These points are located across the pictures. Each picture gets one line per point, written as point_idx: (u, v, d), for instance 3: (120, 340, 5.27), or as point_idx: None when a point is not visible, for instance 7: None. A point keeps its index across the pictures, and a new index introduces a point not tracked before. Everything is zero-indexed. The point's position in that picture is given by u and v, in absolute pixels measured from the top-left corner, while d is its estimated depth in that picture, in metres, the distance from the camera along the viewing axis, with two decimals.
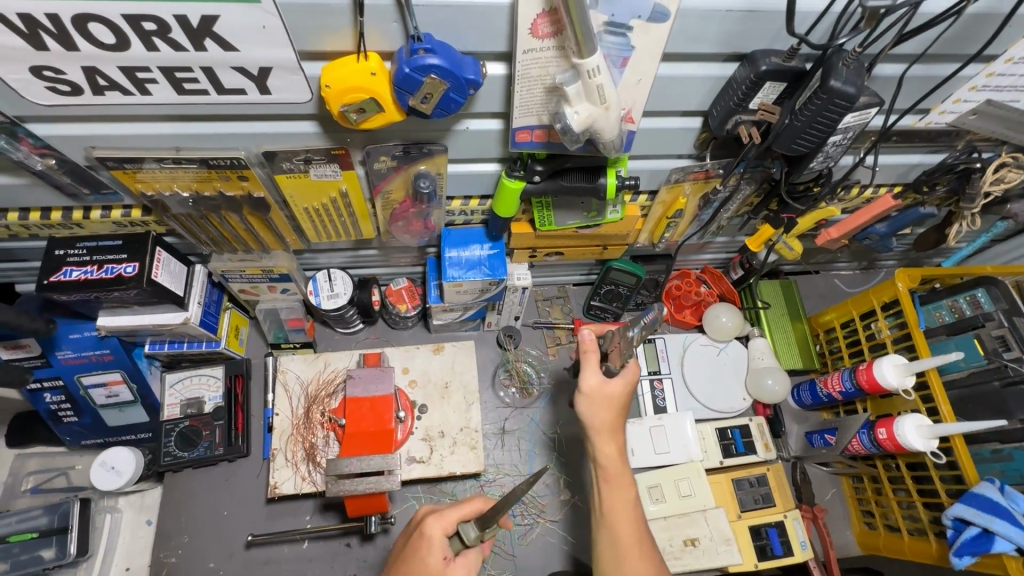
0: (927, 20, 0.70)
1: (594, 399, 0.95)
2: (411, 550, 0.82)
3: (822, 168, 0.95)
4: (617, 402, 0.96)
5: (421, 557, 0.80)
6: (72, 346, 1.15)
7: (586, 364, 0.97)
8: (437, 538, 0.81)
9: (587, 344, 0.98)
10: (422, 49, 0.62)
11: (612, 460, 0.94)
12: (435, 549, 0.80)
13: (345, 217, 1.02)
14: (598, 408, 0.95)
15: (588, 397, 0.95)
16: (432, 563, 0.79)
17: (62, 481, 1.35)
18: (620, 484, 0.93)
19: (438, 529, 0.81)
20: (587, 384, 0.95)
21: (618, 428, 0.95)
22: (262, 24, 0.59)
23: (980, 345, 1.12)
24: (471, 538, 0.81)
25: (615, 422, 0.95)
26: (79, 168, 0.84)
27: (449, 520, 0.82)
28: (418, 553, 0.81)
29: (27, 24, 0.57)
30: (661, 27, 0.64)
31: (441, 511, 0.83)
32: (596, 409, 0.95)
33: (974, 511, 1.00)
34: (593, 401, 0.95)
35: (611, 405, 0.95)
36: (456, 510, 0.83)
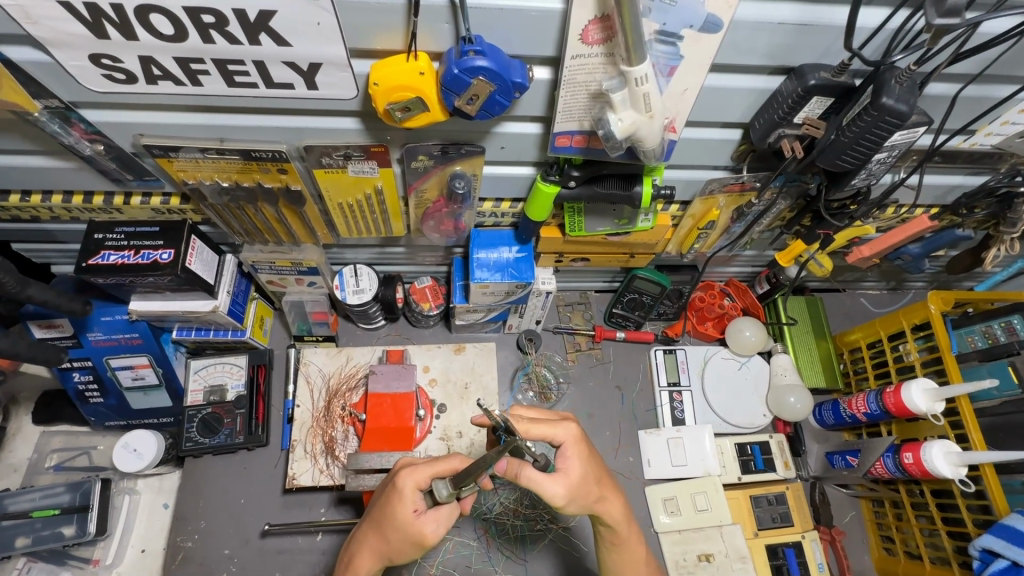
0: (985, 40, 0.69)
1: (577, 496, 0.84)
2: (385, 500, 0.84)
3: (862, 186, 0.93)
4: (591, 477, 0.85)
5: (394, 510, 0.81)
6: (103, 328, 1.17)
7: (539, 483, 0.81)
8: (406, 496, 0.81)
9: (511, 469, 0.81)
10: (472, 51, 0.62)
11: (622, 529, 0.92)
12: (405, 503, 0.81)
13: (377, 214, 1.02)
14: (583, 500, 0.85)
15: (574, 501, 0.84)
16: (403, 517, 0.81)
17: (84, 460, 1.38)
18: (627, 546, 0.95)
19: (409, 483, 0.81)
20: (562, 496, 0.83)
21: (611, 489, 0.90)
22: (317, 21, 0.60)
23: (1014, 372, 1.10)
24: (445, 496, 0.80)
25: (602, 496, 0.87)
26: (125, 155, 0.86)
27: (421, 476, 0.82)
28: (390, 506, 0.82)
29: (92, 12, 0.59)
30: (712, 37, 0.64)
31: (415, 466, 0.83)
32: (583, 500, 0.85)
33: (1003, 543, 0.98)
34: (579, 498, 0.84)
35: (588, 486, 0.85)
36: (428, 468, 0.82)
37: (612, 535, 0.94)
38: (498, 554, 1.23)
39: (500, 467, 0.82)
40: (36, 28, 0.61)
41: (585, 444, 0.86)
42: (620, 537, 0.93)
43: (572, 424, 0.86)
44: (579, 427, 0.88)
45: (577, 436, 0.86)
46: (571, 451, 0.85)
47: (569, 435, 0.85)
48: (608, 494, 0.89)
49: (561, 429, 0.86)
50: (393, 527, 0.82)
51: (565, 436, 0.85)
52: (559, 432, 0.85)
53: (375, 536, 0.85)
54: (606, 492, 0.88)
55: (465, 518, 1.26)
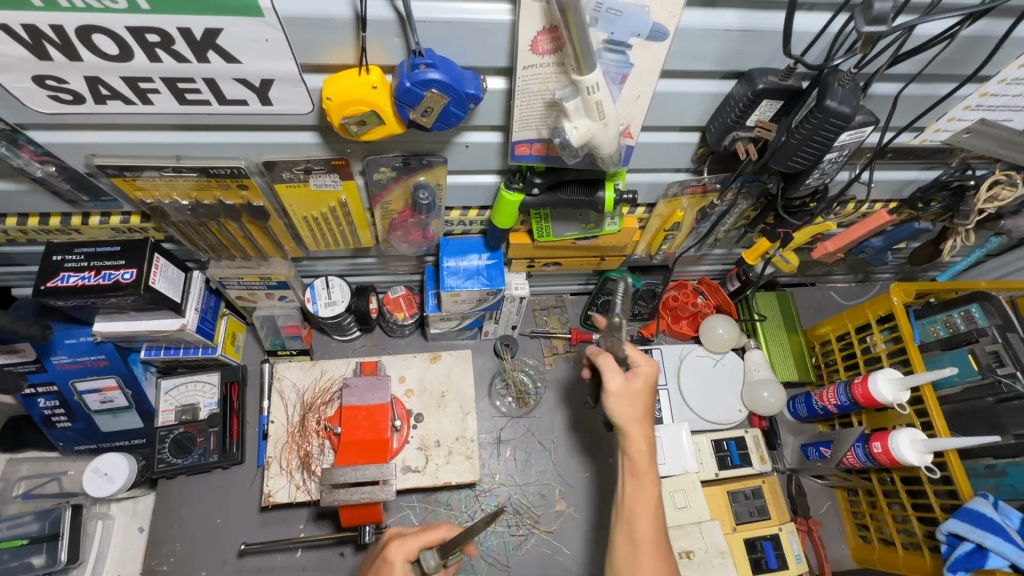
0: (922, 42, 0.72)
1: (620, 399, 0.95)
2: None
3: (818, 184, 0.95)
4: (640, 399, 0.96)
5: None
6: (68, 351, 1.15)
7: (603, 370, 0.97)
8: (398, 569, 0.82)
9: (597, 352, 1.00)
10: (423, 64, 0.62)
11: (640, 455, 0.92)
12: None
13: (344, 226, 1.02)
14: (624, 410, 0.95)
15: (619, 401, 0.95)
16: None
17: (54, 486, 1.34)
18: (643, 480, 0.91)
19: (399, 556, 0.82)
20: (613, 386, 0.96)
21: (644, 422, 0.94)
22: (265, 37, 0.60)
23: (974, 360, 1.14)
24: (432, 567, 0.81)
25: (642, 421, 0.94)
26: (79, 176, 0.84)
27: (410, 548, 0.83)
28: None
29: (31, 34, 0.58)
30: (660, 45, 0.65)
31: (403, 537, 0.84)
32: (624, 410, 0.95)
33: (968, 527, 1.00)
34: (620, 402, 0.95)
35: (635, 402, 0.95)
36: (417, 539, 0.83)
37: (629, 464, 0.93)
38: (482, 561, 1.23)
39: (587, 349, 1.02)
40: None
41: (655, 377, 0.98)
42: (639, 464, 0.92)
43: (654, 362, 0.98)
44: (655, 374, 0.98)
45: (653, 371, 0.97)
46: (644, 373, 0.97)
47: (648, 365, 0.96)
48: (646, 425, 0.95)
49: (648, 357, 0.98)
50: None
51: (643, 365, 0.97)
52: (643, 360, 0.98)
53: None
54: (636, 424, 0.94)
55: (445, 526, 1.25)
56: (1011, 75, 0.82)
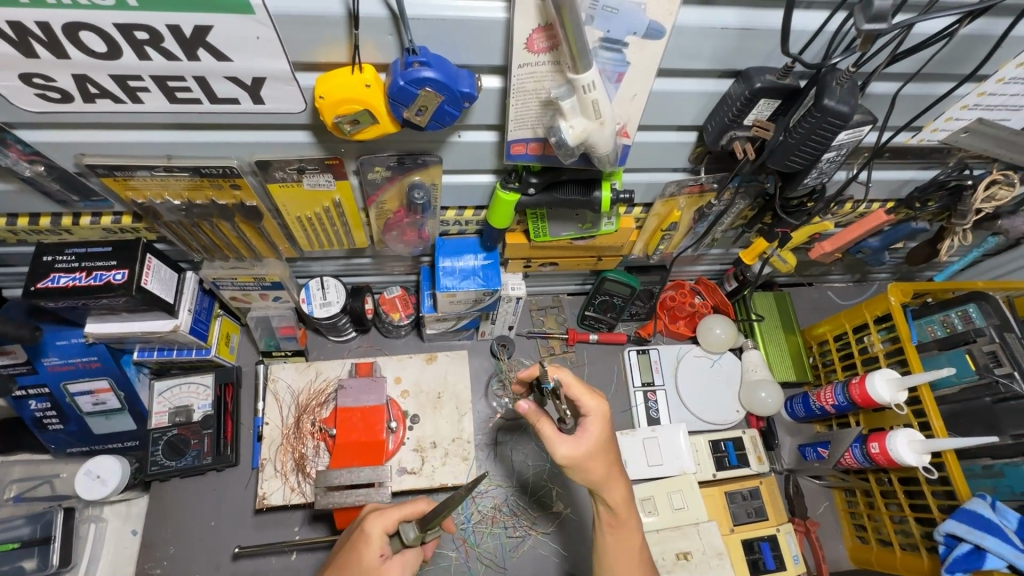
0: (920, 40, 0.71)
1: (578, 465, 0.87)
2: (349, 550, 0.82)
3: (816, 184, 0.95)
4: (599, 457, 0.88)
5: (360, 555, 0.80)
6: (59, 352, 1.14)
7: (547, 437, 0.86)
8: (376, 538, 0.81)
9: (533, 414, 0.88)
10: (416, 62, 0.62)
11: (621, 511, 0.92)
12: (372, 548, 0.80)
13: (338, 226, 1.01)
14: (586, 474, 0.88)
15: (575, 468, 0.87)
16: (370, 562, 0.80)
17: (47, 489, 1.33)
18: (624, 530, 0.94)
19: (377, 527, 0.81)
20: (562, 456, 0.86)
21: (615, 476, 0.90)
22: (256, 35, 0.59)
23: (972, 360, 1.13)
24: (412, 539, 0.81)
25: (608, 479, 0.89)
26: (69, 176, 0.83)
27: (390, 520, 0.82)
28: (356, 554, 0.81)
29: (17, 31, 0.57)
30: (657, 43, 0.64)
31: (382, 511, 0.83)
32: (585, 474, 0.88)
33: (966, 528, 1.00)
34: (580, 469, 0.87)
35: (593, 462, 0.87)
36: (397, 511, 0.83)
37: (609, 515, 0.94)
38: (478, 564, 1.23)
39: (522, 408, 0.89)
40: None
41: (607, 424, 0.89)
42: (618, 518, 0.93)
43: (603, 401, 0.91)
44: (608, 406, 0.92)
45: (604, 415, 0.90)
46: (594, 423, 0.89)
47: (597, 408, 0.89)
48: (613, 481, 0.90)
49: (593, 401, 0.90)
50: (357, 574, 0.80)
51: (594, 408, 0.90)
52: (591, 403, 0.90)
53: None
54: (614, 474, 0.90)
55: None
56: (1009, 74, 0.82)
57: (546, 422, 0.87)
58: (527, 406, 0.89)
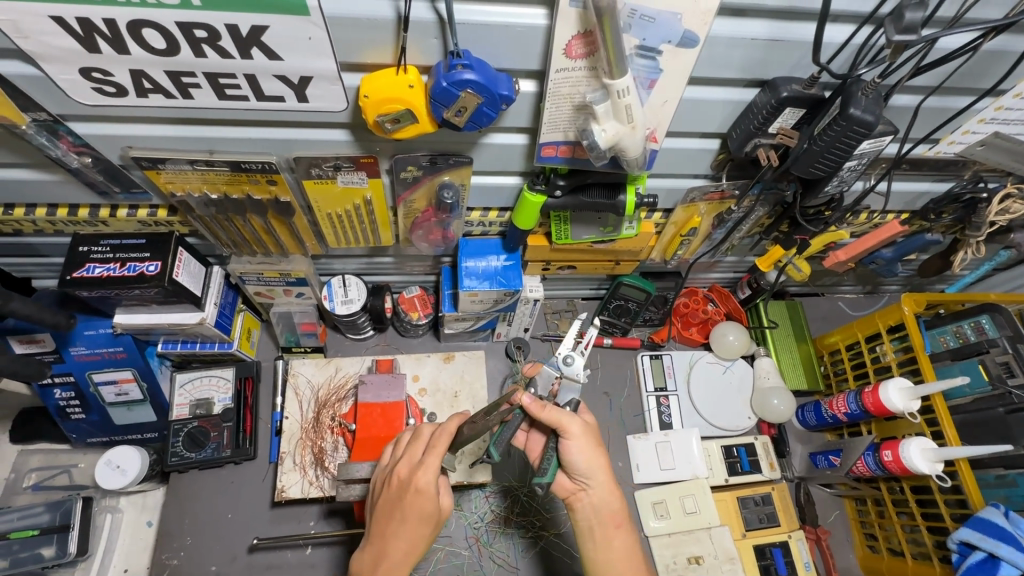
0: (943, 55, 0.74)
1: (586, 437, 0.91)
2: (406, 508, 0.84)
3: (835, 193, 0.97)
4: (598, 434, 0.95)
5: (423, 507, 0.84)
6: (87, 342, 1.16)
7: (558, 414, 0.90)
8: (434, 488, 0.85)
9: (541, 404, 0.91)
10: (460, 65, 0.64)
11: (615, 509, 0.93)
12: (434, 496, 0.85)
13: (366, 224, 1.03)
14: (591, 449, 0.91)
15: (583, 441, 0.91)
16: (433, 506, 0.85)
17: (64, 478, 1.35)
18: (620, 529, 0.93)
19: (431, 477, 0.85)
20: (575, 428, 0.90)
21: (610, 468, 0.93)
22: (309, 35, 0.62)
23: (985, 371, 1.14)
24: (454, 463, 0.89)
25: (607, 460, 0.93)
26: (113, 167, 0.86)
27: (437, 465, 0.86)
28: (418, 509, 0.84)
29: (84, 27, 0.60)
30: (690, 52, 0.66)
31: (423, 463, 0.86)
32: (591, 449, 0.91)
33: (979, 536, 1.01)
34: (588, 441, 0.91)
35: (597, 437, 0.94)
36: (437, 455, 0.87)
37: (604, 517, 0.93)
38: (490, 562, 1.24)
39: (527, 399, 0.91)
40: (27, 42, 0.61)
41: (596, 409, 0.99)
42: (614, 517, 0.93)
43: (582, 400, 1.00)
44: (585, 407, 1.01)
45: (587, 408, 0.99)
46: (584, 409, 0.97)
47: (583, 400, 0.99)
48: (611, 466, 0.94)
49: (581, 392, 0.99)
50: (424, 521, 0.85)
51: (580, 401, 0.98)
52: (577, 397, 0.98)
53: (408, 540, 0.84)
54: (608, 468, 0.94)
55: (455, 526, 1.26)
56: None
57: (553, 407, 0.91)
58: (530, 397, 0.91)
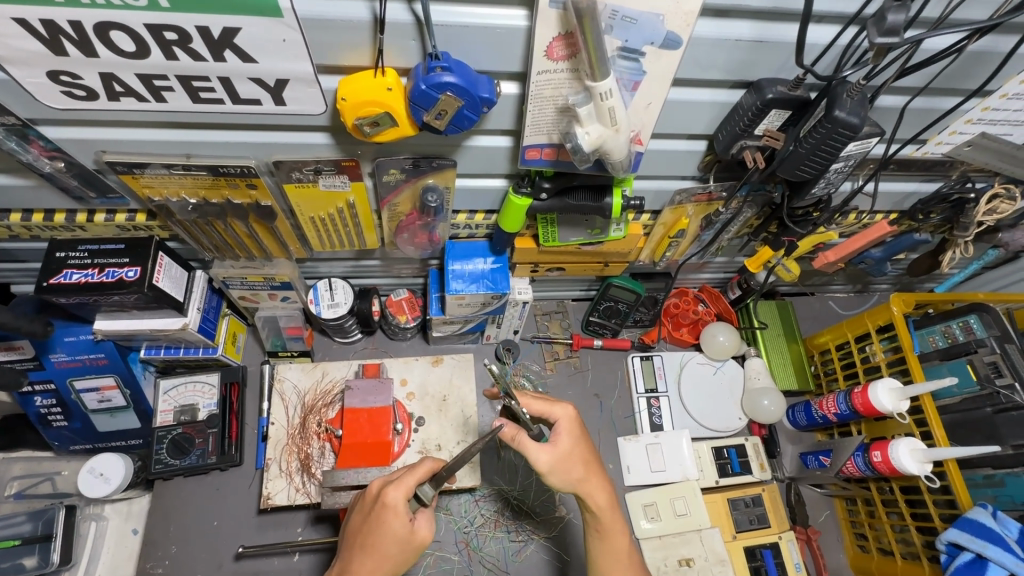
0: (928, 55, 0.73)
1: (558, 469, 0.90)
2: (372, 523, 0.84)
3: (823, 194, 0.97)
4: (576, 456, 0.91)
5: (388, 525, 0.83)
6: (67, 349, 1.14)
7: (526, 448, 0.88)
8: (401, 506, 0.84)
9: (511, 432, 0.88)
10: (438, 67, 0.63)
11: (604, 515, 0.92)
12: (401, 515, 0.84)
13: (350, 227, 1.02)
14: (564, 476, 0.90)
15: (555, 473, 0.90)
16: (400, 528, 0.83)
17: (47, 487, 1.32)
18: (613, 537, 0.93)
19: (399, 496, 0.85)
20: (543, 463, 0.89)
21: (603, 477, 0.92)
22: (283, 37, 0.60)
23: (973, 371, 1.14)
24: (429, 497, 0.86)
25: (587, 478, 0.91)
26: (87, 172, 0.84)
27: (408, 486, 0.86)
28: (383, 525, 0.84)
29: (49, 29, 0.58)
30: (673, 53, 0.65)
31: (397, 480, 0.86)
32: (565, 477, 0.90)
33: (968, 536, 1.00)
34: (560, 471, 0.90)
35: (572, 462, 0.90)
36: (411, 476, 0.86)
37: (595, 522, 0.94)
38: (480, 567, 1.22)
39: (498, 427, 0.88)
40: None
41: (577, 427, 0.93)
42: (605, 525, 0.93)
43: (568, 405, 0.94)
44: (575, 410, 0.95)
45: (571, 419, 0.93)
46: (563, 429, 0.92)
47: (564, 414, 0.93)
48: (594, 479, 0.91)
49: (558, 408, 0.94)
50: (389, 542, 0.83)
51: (561, 415, 0.93)
52: (556, 410, 0.93)
53: (372, 560, 0.83)
54: (593, 475, 0.92)
55: (445, 531, 1.24)
56: (1012, 90, 0.84)
57: (524, 436, 0.88)
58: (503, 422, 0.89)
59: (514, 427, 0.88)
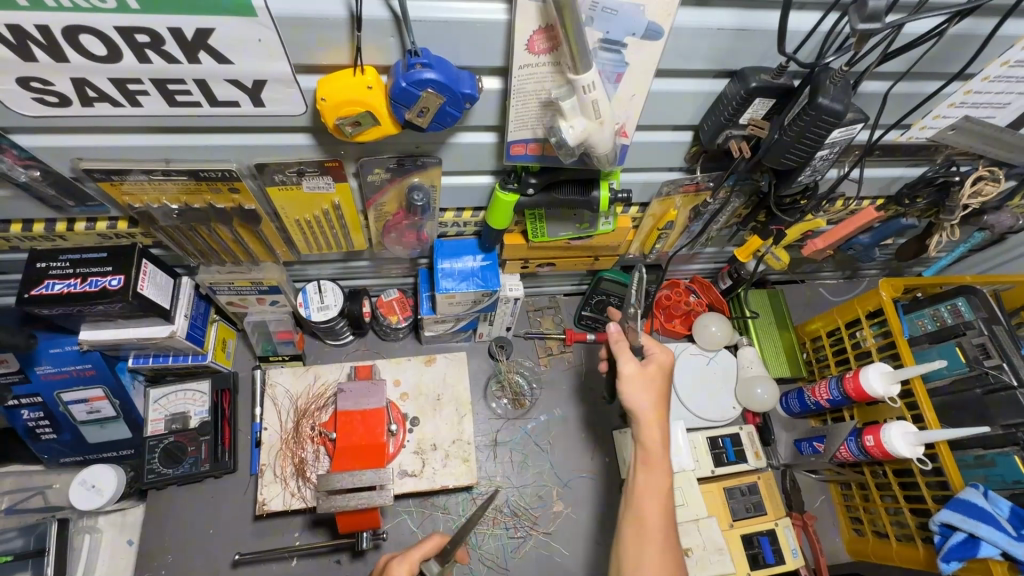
0: (910, 40, 0.73)
1: (633, 386, 0.96)
2: None
3: (810, 182, 0.97)
4: (653, 386, 0.97)
5: None
6: (53, 360, 1.12)
7: (619, 355, 0.99)
8: None
9: (614, 334, 1.02)
10: (418, 64, 0.62)
11: (653, 446, 0.94)
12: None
13: (337, 229, 1.01)
14: (636, 392, 0.96)
15: (626, 387, 0.96)
16: None
17: (39, 500, 1.28)
18: (655, 470, 0.93)
19: (404, 572, 0.84)
20: (624, 372, 0.98)
21: (662, 414, 0.96)
22: (258, 37, 0.59)
23: (962, 353, 1.15)
24: (434, 574, 0.84)
25: (653, 410, 0.95)
26: (65, 180, 0.83)
27: (413, 561, 0.86)
28: None
29: (16, 34, 0.57)
30: (654, 44, 0.65)
31: (403, 555, 0.86)
32: (634, 395, 0.96)
33: (960, 517, 1.01)
34: (631, 387, 0.96)
35: (654, 387, 0.97)
36: (418, 550, 0.86)
37: (642, 455, 0.95)
38: (480, 565, 1.22)
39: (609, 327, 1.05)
40: None
41: (668, 372, 0.99)
42: (653, 458, 0.94)
43: (672, 355, 1.01)
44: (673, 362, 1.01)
45: (665, 365, 1.00)
46: (657, 367, 0.99)
47: (665, 357, 0.99)
48: (659, 412, 0.96)
49: (661, 351, 1.01)
50: None
51: (659, 357, 1.00)
52: (658, 350, 1.00)
53: None
54: (659, 412, 0.96)
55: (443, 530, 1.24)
56: (994, 72, 0.84)
57: (622, 346, 1.00)
58: (615, 328, 1.05)
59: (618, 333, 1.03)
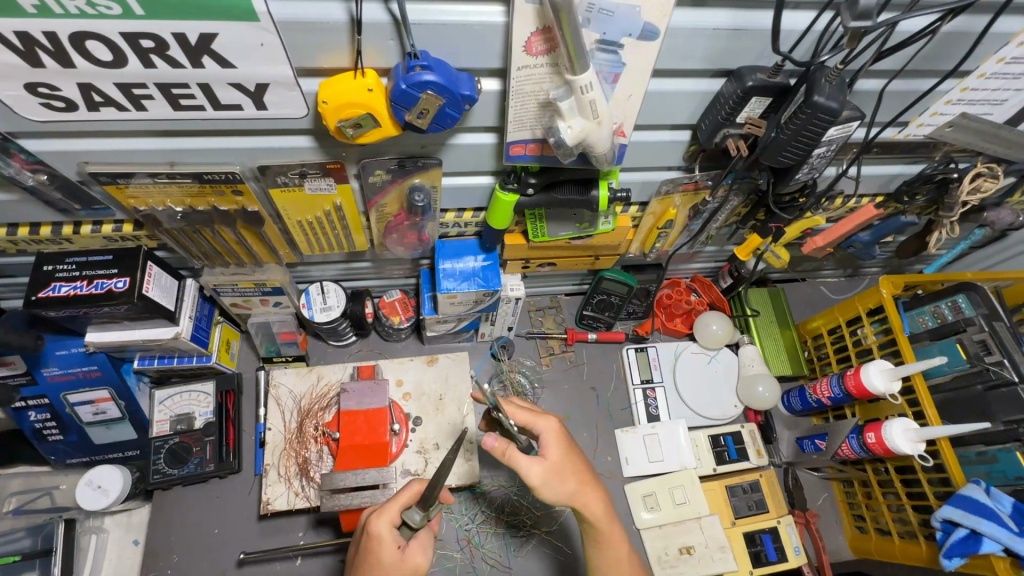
0: (904, 38, 0.74)
1: (552, 480, 0.90)
2: (363, 557, 0.86)
3: (807, 179, 0.97)
4: (567, 468, 0.91)
5: (377, 557, 0.84)
6: (59, 362, 1.14)
7: (517, 462, 0.88)
8: (388, 535, 0.85)
9: (501, 446, 0.87)
10: (418, 66, 0.63)
11: (600, 522, 0.94)
12: (387, 545, 0.85)
13: (339, 230, 1.02)
14: (558, 488, 0.90)
15: (548, 487, 0.90)
16: (389, 558, 0.84)
17: (46, 501, 1.30)
18: (611, 544, 0.96)
19: (384, 526, 0.85)
20: (535, 477, 0.89)
21: (596, 482, 0.94)
22: (260, 41, 0.60)
23: (963, 350, 1.15)
24: (417, 521, 0.85)
25: (581, 489, 0.92)
26: (71, 183, 0.84)
27: (393, 513, 0.86)
28: (372, 557, 0.84)
29: (24, 42, 0.58)
30: (651, 45, 0.66)
31: (380, 510, 0.87)
32: (557, 489, 0.90)
33: (962, 513, 1.02)
34: (550, 486, 0.89)
35: (566, 473, 0.91)
36: (396, 503, 0.87)
37: (594, 533, 0.96)
38: (483, 563, 1.23)
39: (488, 442, 0.87)
40: None
41: (564, 437, 0.93)
42: (603, 533, 0.95)
43: (552, 419, 0.94)
44: (560, 422, 0.95)
45: (557, 431, 0.93)
46: (550, 441, 0.92)
47: (548, 427, 0.93)
48: (588, 489, 0.92)
49: (543, 421, 0.94)
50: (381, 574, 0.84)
51: (546, 428, 0.93)
52: (540, 422, 0.94)
53: None
54: (588, 486, 0.93)
55: (446, 529, 1.25)
56: (990, 69, 0.84)
57: (514, 450, 0.87)
58: (493, 438, 0.88)
59: (503, 440, 0.88)
